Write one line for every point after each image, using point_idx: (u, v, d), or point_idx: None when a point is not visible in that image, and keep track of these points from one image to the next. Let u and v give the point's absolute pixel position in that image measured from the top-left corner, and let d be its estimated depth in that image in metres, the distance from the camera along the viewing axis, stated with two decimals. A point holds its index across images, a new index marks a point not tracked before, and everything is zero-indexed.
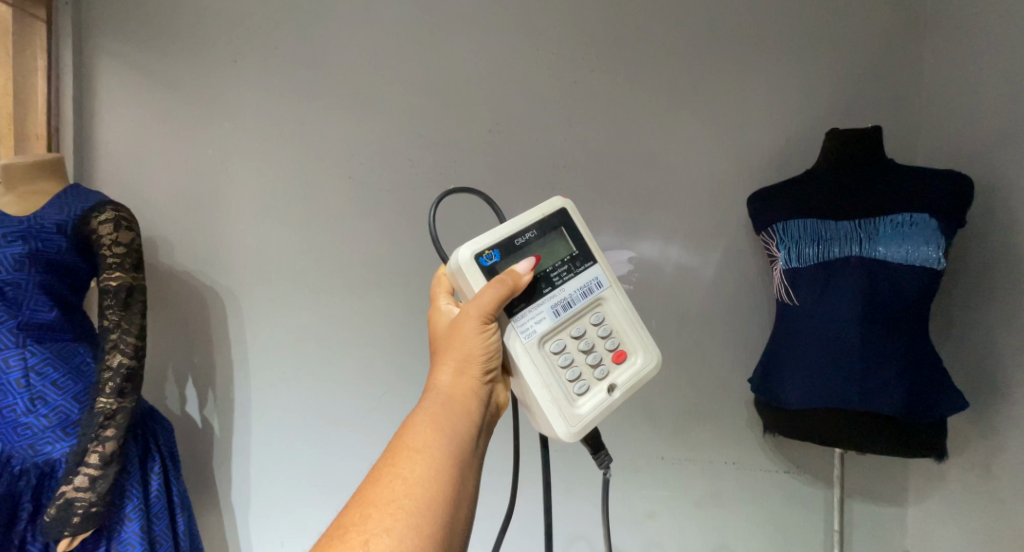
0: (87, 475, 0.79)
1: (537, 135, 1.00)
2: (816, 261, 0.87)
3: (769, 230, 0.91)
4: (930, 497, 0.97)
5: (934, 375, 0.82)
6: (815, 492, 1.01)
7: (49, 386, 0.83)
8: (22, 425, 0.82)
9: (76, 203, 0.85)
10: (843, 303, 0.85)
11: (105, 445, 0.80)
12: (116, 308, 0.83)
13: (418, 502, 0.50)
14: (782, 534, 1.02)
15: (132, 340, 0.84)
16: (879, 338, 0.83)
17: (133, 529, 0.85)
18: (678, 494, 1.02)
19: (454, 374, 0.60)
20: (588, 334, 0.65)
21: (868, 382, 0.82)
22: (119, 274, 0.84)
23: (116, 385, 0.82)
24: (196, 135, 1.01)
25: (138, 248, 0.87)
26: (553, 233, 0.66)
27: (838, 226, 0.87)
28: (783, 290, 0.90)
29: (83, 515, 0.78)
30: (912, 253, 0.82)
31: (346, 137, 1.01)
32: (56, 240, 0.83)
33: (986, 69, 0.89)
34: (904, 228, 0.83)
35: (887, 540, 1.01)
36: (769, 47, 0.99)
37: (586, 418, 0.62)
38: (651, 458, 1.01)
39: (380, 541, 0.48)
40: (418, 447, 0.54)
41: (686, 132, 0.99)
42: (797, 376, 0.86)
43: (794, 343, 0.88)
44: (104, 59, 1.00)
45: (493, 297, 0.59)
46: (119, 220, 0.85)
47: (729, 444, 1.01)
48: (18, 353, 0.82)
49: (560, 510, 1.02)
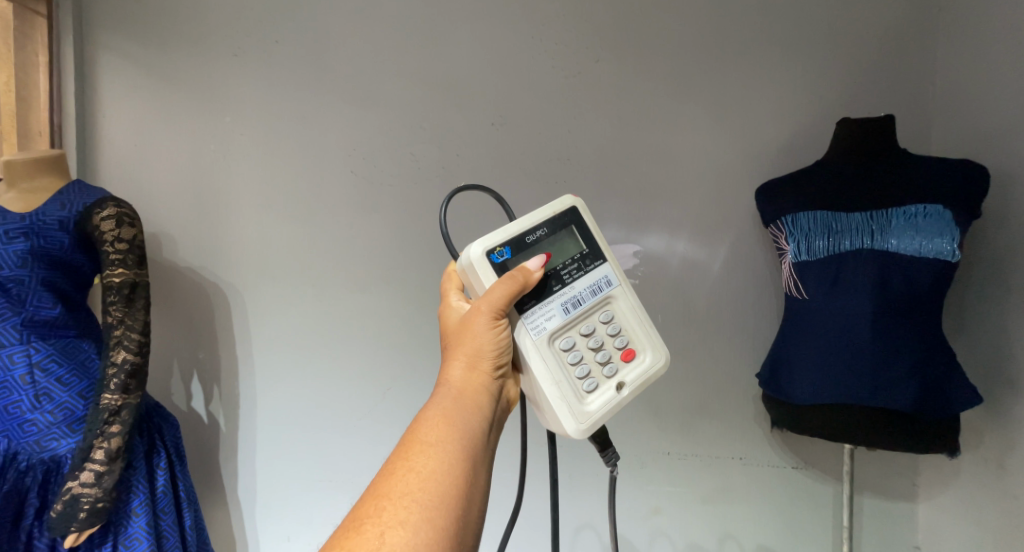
0: (92, 471, 0.79)
1: (541, 128, 0.99)
2: (826, 254, 0.86)
3: (778, 222, 0.91)
4: (940, 493, 0.96)
5: (946, 371, 0.81)
6: (824, 488, 1.00)
7: (54, 383, 0.83)
8: (28, 421, 0.81)
9: (77, 199, 0.84)
10: (854, 297, 0.83)
11: (111, 441, 0.80)
12: (119, 305, 0.83)
13: (432, 495, 0.50)
14: (790, 529, 1.01)
15: (135, 336, 0.83)
16: (890, 333, 0.81)
17: (140, 524, 0.85)
18: (685, 489, 1.01)
19: (465, 369, 0.59)
20: (597, 332, 0.64)
21: (879, 377, 0.81)
22: (122, 270, 0.83)
23: (120, 382, 0.81)
24: (197, 130, 1.00)
25: (141, 244, 0.86)
26: (564, 231, 0.65)
27: (849, 219, 0.86)
28: (793, 284, 0.89)
29: (89, 510, 0.78)
30: (926, 245, 0.81)
31: (350, 132, 1.00)
32: (59, 237, 0.83)
33: (1001, 59, 0.88)
34: (916, 219, 0.82)
35: (897, 535, 1.00)
36: (778, 36, 0.98)
37: (594, 415, 0.61)
38: (658, 453, 1.01)
39: (395, 534, 0.47)
40: (431, 441, 0.53)
41: (693, 124, 0.98)
42: (807, 372, 0.85)
43: (803, 338, 0.87)
44: (104, 53, 0.99)
45: (504, 293, 0.59)
46: (121, 216, 0.84)
47: (736, 439, 1.00)
48: (23, 350, 0.82)
49: (567, 505, 1.01)
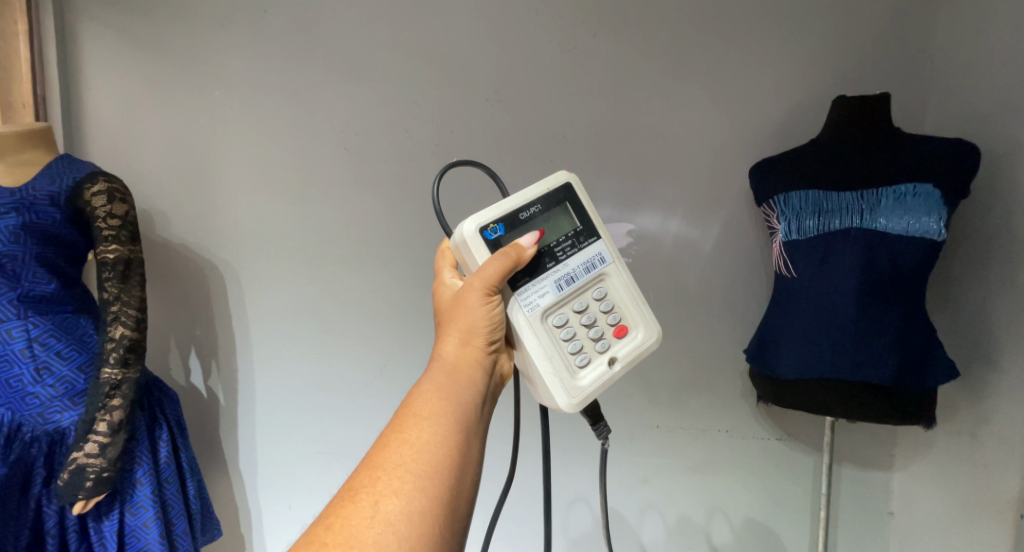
0: (96, 442, 0.81)
1: (536, 106, 0.99)
2: (816, 233, 0.88)
3: (770, 201, 0.92)
4: (916, 462, 1.00)
5: (926, 346, 0.84)
6: (806, 458, 1.04)
7: (53, 357, 0.84)
8: (30, 395, 0.83)
9: (67, 174, 0.84)
10: (841, 276, 0.86)
11: (113, 414, 0.82)
12: (115, 280, 0.84)
13: (426, 466, 0.51)
14: (772, 497, 1.05)
15: (132, 312, 0.85)
16: (876, 309, 0.84)
17: (146, 492, 0.87)
18: (673, 460, 1.05)
19: (458, 344, 0.60)
20: (591, 309, 0.66)
21: (862, 352, 0.83)
22: (116, 247, 0.84)
23: (119, 355, 0.83)
24: (187, 104, 0.99)
25: (133, 220, 0.87)
26: (558, 207, 0.66)
27: (840, 198, 0.87)
28: (782, 262, 0.91)
29: (95, 479, 0.80)
30: (913, 225, 0.82)
31: (344, 107, 0.99)
32: (50, 212, 0.83)
33: (996, 38, 0.88)
34: (906, 199, 0.83)
35: (874, 503, 1.04)
36: (776, 13, 0.97)
37: (586, 389, 0.63)
38: (648, 426, 1.04)
39: (390, 503, 0.48)
40: (424, 414, 0.55)
41: (688, 103, 0.98)
42: (794, 348, 0.88)
43: (791, 315, 0.89)
44: (86, 22, 0.97)
45: (497, 269, 0.59)
46: (112, 192, 0.85)
47: (722, 412, 1.03)
48: (20, 325, 0.83)
49: (558, 476, 1.05)
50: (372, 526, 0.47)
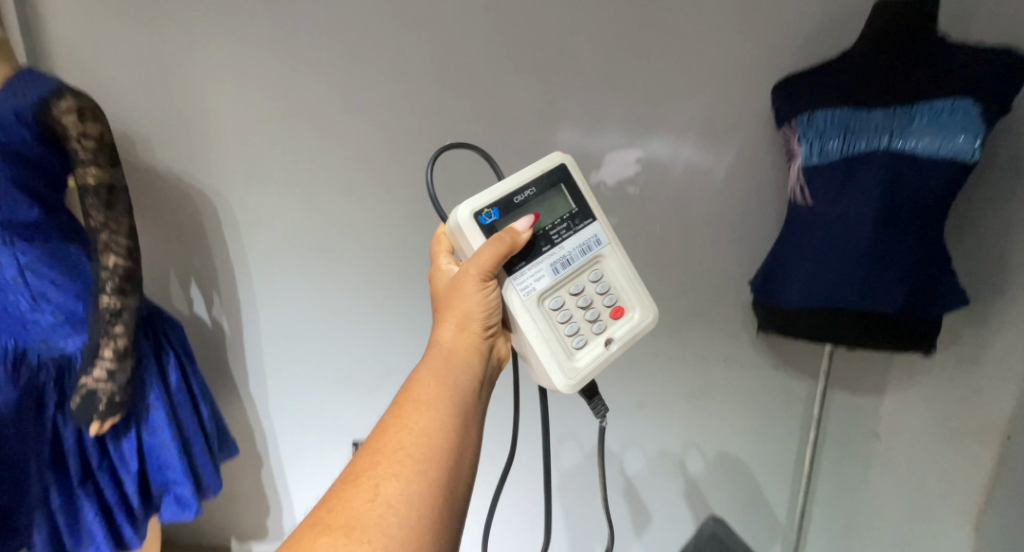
0: (104, 368, 0.83)
1: (539, 17, 0.88)
2: (839, 156, 0.82)
3: (792, 122, 0.85)
4: (910, 393, 1.00)
5: (938, 274, 0.82)
6: (800, 386, 1.06)
7: (48, 285, 0.83)
8: (31, 321, 0.84)
9: (30, 88, 0.78)
10: (861, 202, 0.81)
11: (117, 341, 0.83)
12: (99, 208, 0.81)
13: (426, 449, 0.50)
14: (763, 420, 1.09)
15: (122, 241, 0.83)
16: (892, 237, 0.80)
17: (160, 413, 0.92)
18: (668, 385, 1.08)
19: (455, 331, 0.59)
20: (587, 291, 0.65)
21: (871, 281, 0.82)
22: (96, 170, 0.81)
23: (116, 285, 0.82)
24: (152, 15, 0.89)
25: (110, 141, 0.82)
26: (553, 190, 0.64)
27: (869, 117, 0.80)
28: (799, 189, 0.87)
29: (108, 403, 0.84)
30: (945, 146, 0.76)
31: (327, 21, 0.89)
32: (20, 131, 0.78)
33: None
34: (941, 117, 0.76)
35: (865, 432, 1.05)
36: None
37: (583, 369, 0.62)
38: (646, 355, 1.06)
39: (390, 486, 0.47)
40: (423, 399, 0.54)
41: (713, 12, 0.87)
42: (800, 276, 0.87)
43: (802, 243, 0.87)
44: None
45: (492, 254, 0.58)
46: (83, 109, 0.79)
47: (721, 343, 1.05)
48: (9, 252, 0.81)
49: (557, 400, 1.09)
50: (373, 508, 0.46)
